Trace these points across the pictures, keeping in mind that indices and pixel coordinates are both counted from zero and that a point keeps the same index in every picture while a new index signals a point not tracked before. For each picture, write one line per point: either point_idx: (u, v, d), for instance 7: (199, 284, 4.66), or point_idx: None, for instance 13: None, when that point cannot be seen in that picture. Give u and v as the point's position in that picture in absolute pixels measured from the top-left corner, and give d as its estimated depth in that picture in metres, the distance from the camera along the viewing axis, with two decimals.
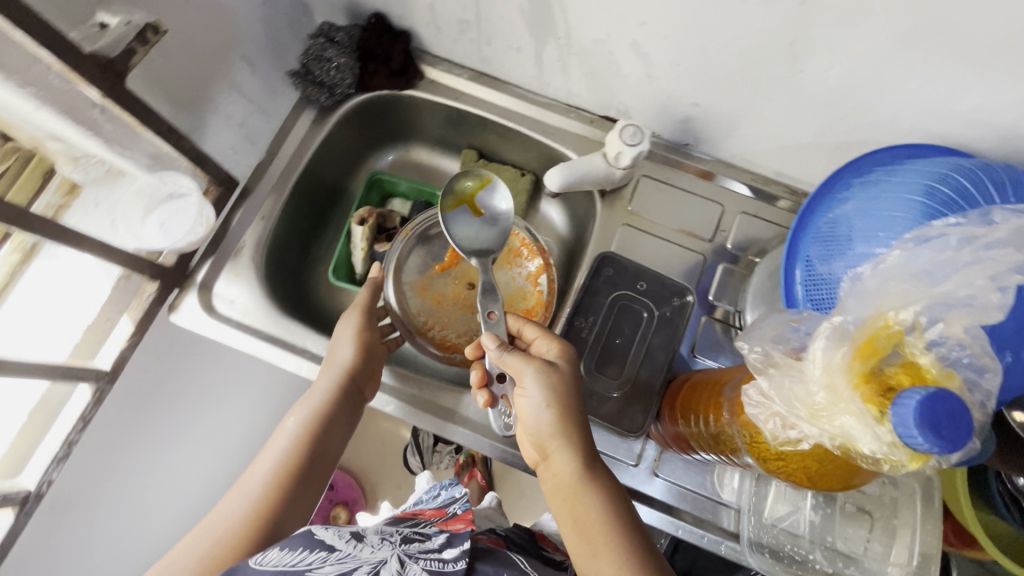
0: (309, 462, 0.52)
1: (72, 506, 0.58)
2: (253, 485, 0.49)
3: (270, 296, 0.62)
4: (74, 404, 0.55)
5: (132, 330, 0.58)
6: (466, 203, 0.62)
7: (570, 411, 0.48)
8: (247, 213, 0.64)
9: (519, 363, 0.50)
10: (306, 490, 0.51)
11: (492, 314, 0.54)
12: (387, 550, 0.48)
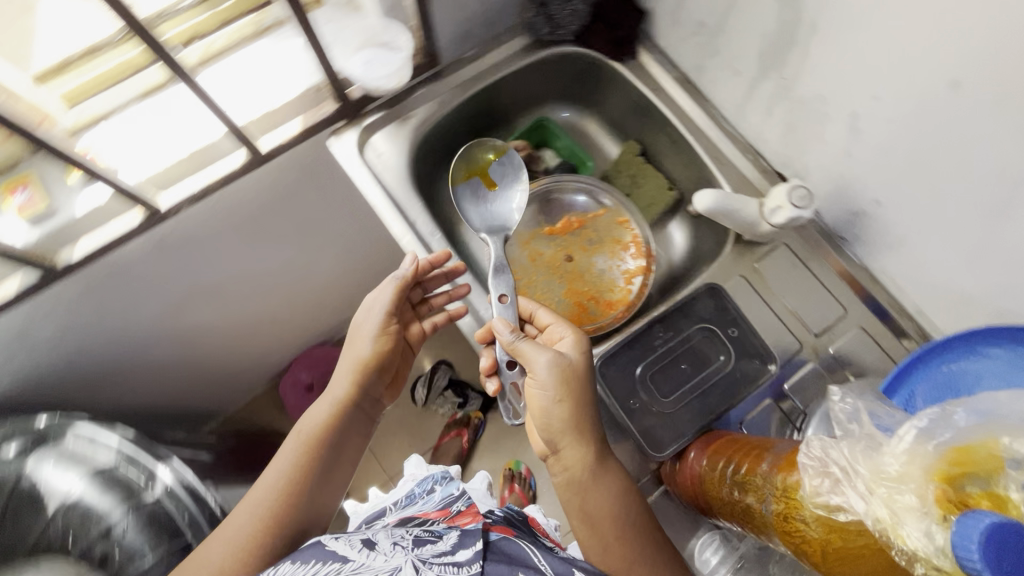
0: (323, 464, 0.56)
1: (174, 241, 0.67)
2: (264, 496, 0.52)
3: (410, 167, 0.67)
4: (226, 164, 0.62)
5: (297, 131, 0.64)
6: (476, 173, 0.65)
7: (577, 412, 0.50)
8: (430, 92, 0.69)
9: (532, 352, 0.52)
10: (318, 488, 0.55)
11: (503, 297, 0.57)
12: (401, 554, 0.45)
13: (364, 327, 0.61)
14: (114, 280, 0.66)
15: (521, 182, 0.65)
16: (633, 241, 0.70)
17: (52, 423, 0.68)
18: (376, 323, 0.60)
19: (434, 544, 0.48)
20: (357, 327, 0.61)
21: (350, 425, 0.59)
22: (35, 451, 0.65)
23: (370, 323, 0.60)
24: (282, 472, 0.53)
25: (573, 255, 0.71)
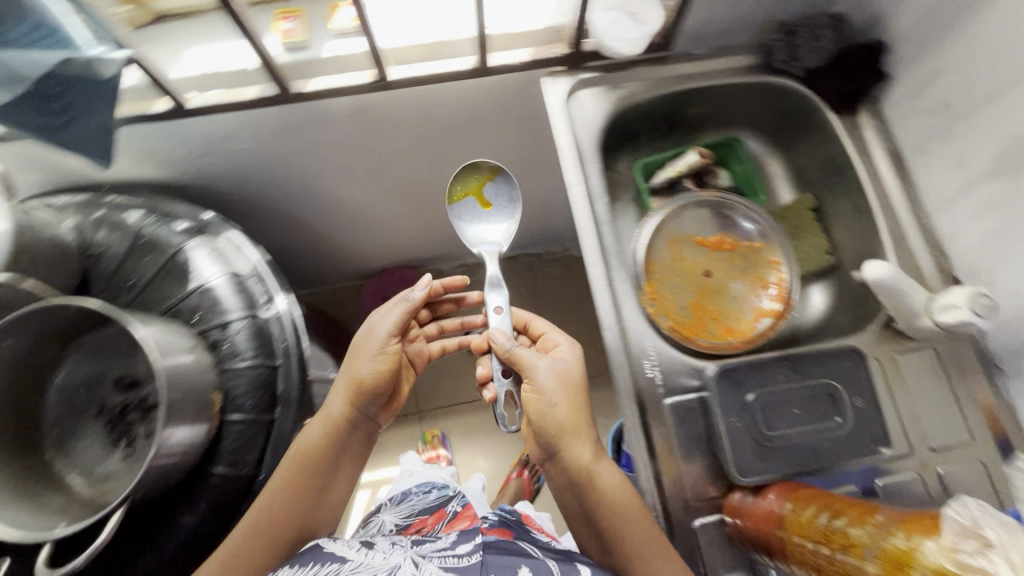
0: (318, 477, 0.66)
1: (375, 110, 0.74)
2: (273, 495, 0.63)
3: (602, 131, 0.69)
4: (457, 64, 0.66)
5: (525, 60, 0.68)
6: (472, 194, 0.75)
7: (563, 417, 0.61)
8: (648, 72, 0.71)
9: (528, 359, 0.63)
10: (318, 487, 0.65)
11: (500, 309, 0.67)
12: (398, 557, 0.58)
13: (366, 346, 0.67)
14: (317, 122, 0.74)
15: (512, 205, 0.75)
16: (776, 283, 0.69)
17: (214, 221, 0.76)
18: (377, 345, 0.67)
19: (438, 544, 0.63)
20: (359, 350, 0.68)
21: (349, 434, 0.69)
22: (198, 233, 0.74)
23: (370, 348, 0.67)
24: (246, 519, 0.61)
25: (710, 272, 0.71)
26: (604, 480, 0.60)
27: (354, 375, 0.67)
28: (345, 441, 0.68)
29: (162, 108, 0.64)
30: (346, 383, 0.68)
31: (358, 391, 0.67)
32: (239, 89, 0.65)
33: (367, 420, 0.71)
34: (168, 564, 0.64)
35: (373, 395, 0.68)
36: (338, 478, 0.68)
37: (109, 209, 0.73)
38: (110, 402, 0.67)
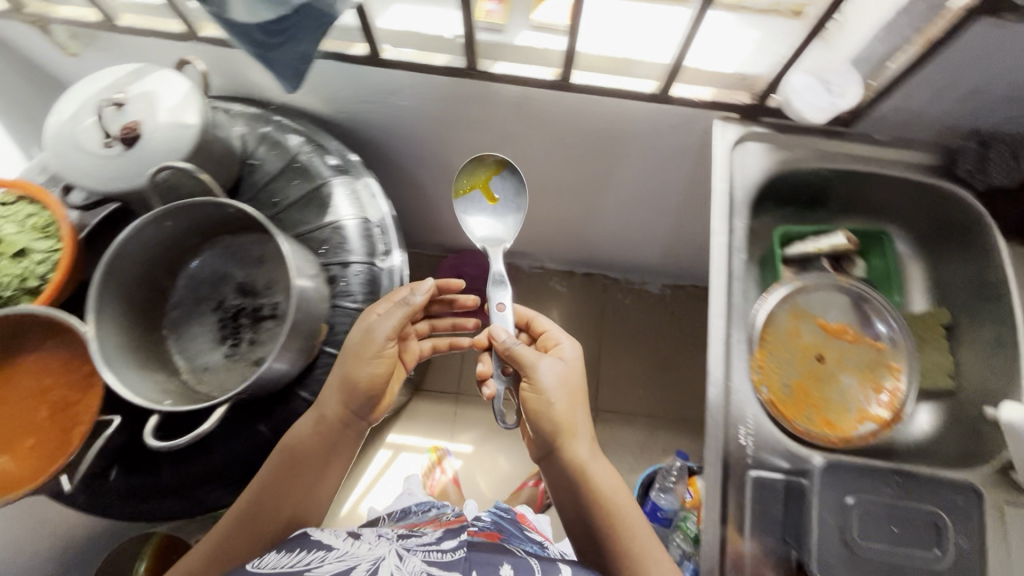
0: (305, 475, 0.64)
1: (535, 106, 0.76)
2: (259, 489, 0.63)
3: (756, 188, 0.68)
4: (636, 85, 0.67)
5: (705, 98, 0.67)
6: (480, 187, 0.79)
7: (559, 416, 0.68)
8: (821, 142, 0.69)
9: (529, 357, 0.68)
10: (305, 486, 0.65)
11: (502, 307, 0.72)
12: (383, 548, 0.59)
13: (357, 354, 0.63)
14: (481, 101, 0.77)
15: (517, 199, 0.78)
16: (890, 391, 0.67)
17: (357, 165, 0.79)
18: (374, 348, 0.63)
19: (419, 540, 0.66)
20: (352, 353, 0.64)
21: (341, 434, 0.66)
22: (345, 173, 0.78)
23: (360, 356, 0.63)
24: (236, 506, 0.63)
25: (822, 357, 0.68)
26: (593, 477, 0.69)
27: (349, 380, 0.64)
28: (335, 443, 0.66)
29: (357, 53, 0.68)
30: (336, 387, 0.64)
31: (347, 394, 0.64)
32: (430, 54, 0.68)
33: (362, 420, 0.67)
34: (224, 462, 0.68)
35: (365, 399, 0.65)
36: (326, 472, 0.66)
37: (274, 128, 0.77)
38: (229, 301, 0.71)
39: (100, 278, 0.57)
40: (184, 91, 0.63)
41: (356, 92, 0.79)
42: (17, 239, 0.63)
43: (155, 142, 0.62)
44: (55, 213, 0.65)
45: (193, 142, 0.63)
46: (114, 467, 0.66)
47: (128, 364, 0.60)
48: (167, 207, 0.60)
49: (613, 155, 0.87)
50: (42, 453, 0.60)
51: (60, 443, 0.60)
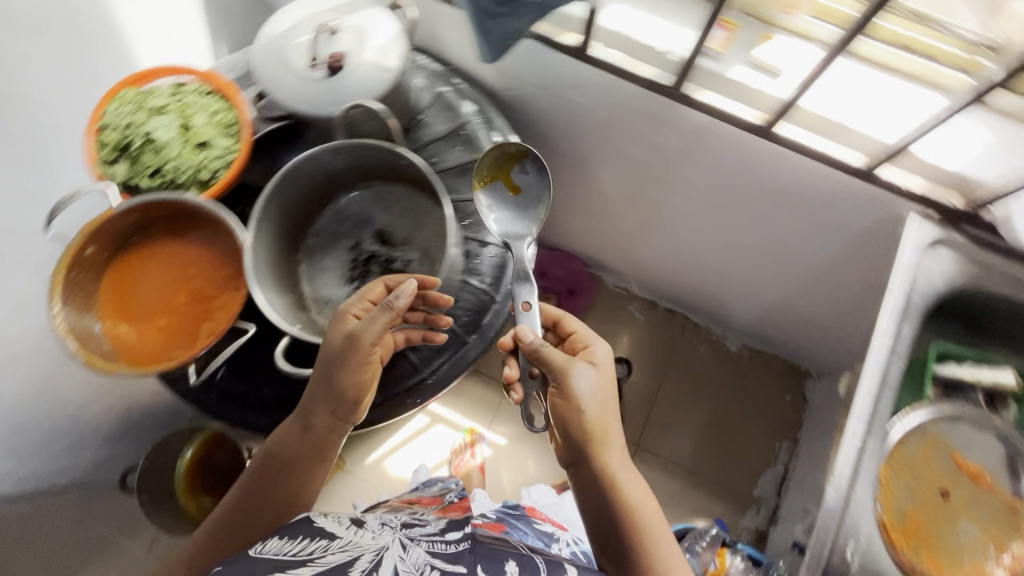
0: (281, 484, 0.61)
1: (709, 141, 0.74)
2: (232, 501, 0.62)
3: (926, 298, 0.68)
4: (845, 154, 0.65)
5: (909, 188, 0.66)
6: (502, 179, 0.70)
7: (586, 429, 0.62)
8: (1008, 270, 0.67)
9: (562, 360, 0.62)
10: (278, 497, 0.61)
11: (527, 305, 0.64)
12: (388, 538, 0.59)
13: (338, 359, 0.58)
14: (663, 124, 0.75)
15: (542, 188, 0.69)
16: (1015, 555, 0.61)
17: (514, 147, 0.77)
18: (358, 355, 0.58)
19: (426, 529, 0.65)
20: (332, 359, 0.58)
21: (321, 441, 0.62)
22: None
23: (345, 360, 0.58)
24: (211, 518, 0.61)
25: (946, 495, 0.64)
26: (624, 499, 0.63)
27: (333, 387, 0.59)
28: (324, 443, 0.62)
29: (567, 42, 0.69)
30: (318, 392, 0.59)
31: (330, 399, 0.59)
32: (641, 64, 0.68)
33: (346, 424, 0.62)
34: None
35: (349, 403, 0.60)
36: (313, 472, 0.63)
37: (453, 92, 0.77)
38: (364, 244, 0.72)
39: (267, 192, 0.60)
40: (393, 34, 0.64)
41: (533, 77, 0.78)
42: (203, 130, 0.65)
43: (354, 76, 0.62)
44: (240, 114, 0.67)
45: (386, 86, 0.63)
46: (223, 367, 0.69)
47: (270, 277, 0.62)
48: (345, 141, 0.62)
49: (761, 209, 0.84)
50: (173, 336, 0.63)
51: (191, 331, 0.63)
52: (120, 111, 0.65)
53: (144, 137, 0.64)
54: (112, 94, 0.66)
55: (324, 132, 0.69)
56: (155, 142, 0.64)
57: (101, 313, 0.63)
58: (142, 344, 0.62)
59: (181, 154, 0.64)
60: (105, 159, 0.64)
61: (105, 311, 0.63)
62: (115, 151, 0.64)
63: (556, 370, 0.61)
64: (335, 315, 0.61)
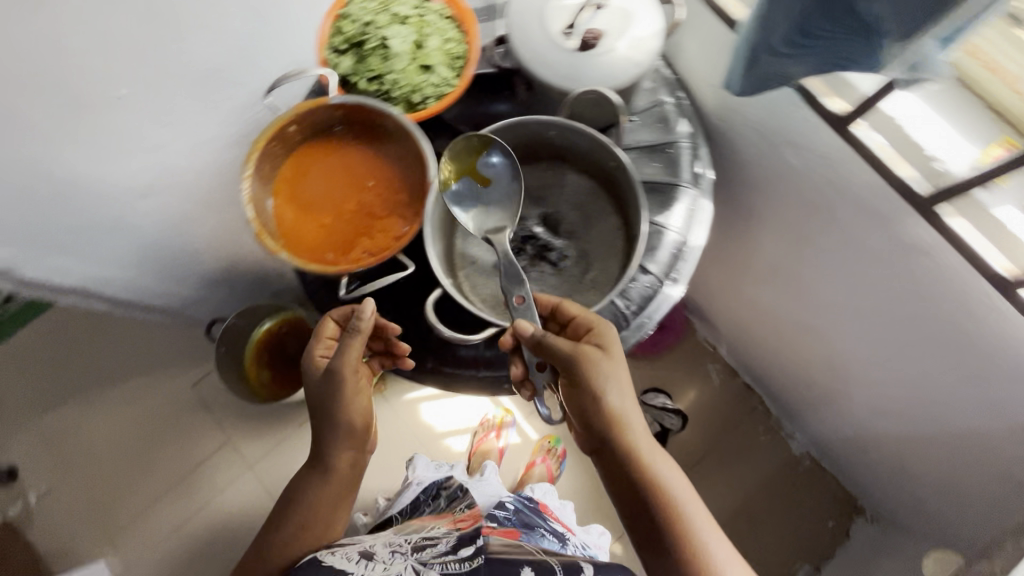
0: (297, 518, 0.74)
1: (923, 265, 0.68)
2: (262, 542, 0.75)
3: None
4: None
5: None
6: (474, 176, 0.65)
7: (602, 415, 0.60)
8: None
9: (569, 348, 0.59)
10: (298, 530, 0.74)
11: (521, 298, 0.61)
12: (403, 563, 0.70)
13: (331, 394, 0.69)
14: (879, 226, 0.69)
15: (514, 174, 0.64)
16: None
17: (707, 183, 0.72)
18: (346, 385, 0.69)
19: (434, 550, 0.73)
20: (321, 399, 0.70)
21: (332, 475, 0.73)
22: (698, 186, 0.71)
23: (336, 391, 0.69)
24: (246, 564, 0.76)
25: None
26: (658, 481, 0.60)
27: (334, 423, 0.70)
28: (335, 476, 0.73)
29: (831, 106, 0.65)
30: (324, 429, 0.71)
31: (340, 432, 0.71)
32: (902, 162, 0.64)
33: (355, 450, 0.73)
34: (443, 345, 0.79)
35: (352, 429, 0.71)
36: (325, 505, 0.74)
37: (676, 107, 0.72)
38: (528, 224, 0.70)
39: (473, 146, 0.61)
40: (653, 31, 0.60)
41: (761, 124, 0.75)
42: (431, 54, 0.64)
43: (600, 61, 0.59)
44: (470, 52, 0.65)
45: (625, 82, 0.60)
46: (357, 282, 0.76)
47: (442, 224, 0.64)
48: (568, 122, 0.60)
49: (926, 347, 0.78)
50: (330, 239, 0.64)
51: (346, 242, 0.64)
52: (362, 6, 0.65)
53: (376, 39, 0.63)
54: None
55: (543, 101, 0.67)
56: (384, 48, 0.63)
57: (274, 186, 0.64)
58: (297, 233, 0.63)
59: (402, 69, 0.64)
60: (332, 46, 0.64)
61: (279, 189, 0.64)
62: (344, 42, 0.64)
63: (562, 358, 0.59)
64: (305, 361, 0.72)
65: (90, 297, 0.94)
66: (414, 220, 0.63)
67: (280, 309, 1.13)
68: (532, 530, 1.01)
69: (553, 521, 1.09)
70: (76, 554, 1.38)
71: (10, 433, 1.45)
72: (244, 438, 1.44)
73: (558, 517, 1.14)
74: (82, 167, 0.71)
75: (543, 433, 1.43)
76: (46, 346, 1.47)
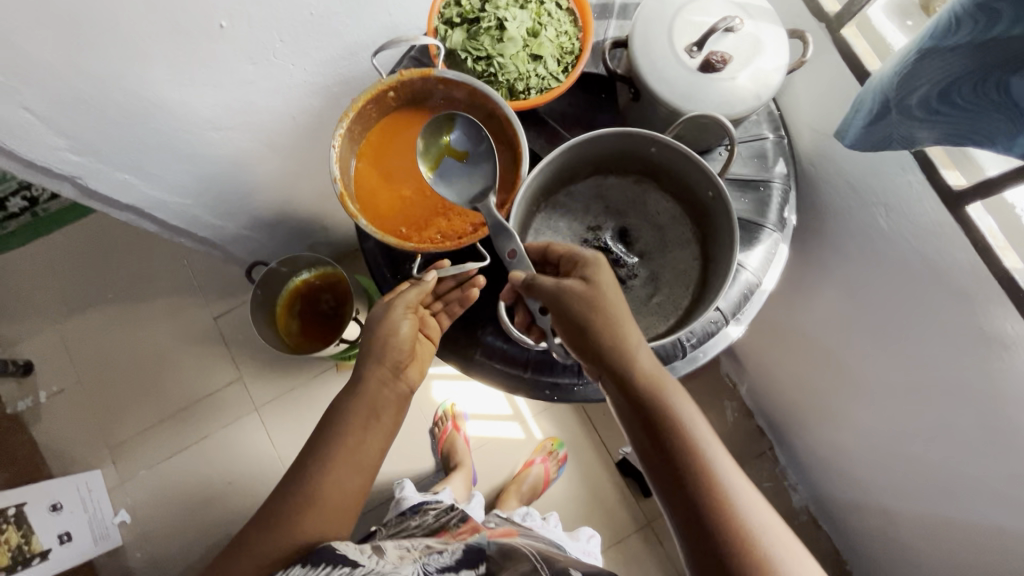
0: (321, 455, 0.63)
1: (1000, 358, 0.65)
2: (274, 496, 0.62)
3: None
4: None
5: None
6: (449, 153, 0.63)
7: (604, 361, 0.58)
8: None
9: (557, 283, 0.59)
10: (321, 478, 0.61)
11: (513, 254, 0.59)
12: (410, 570, 0.67)
13: (386, 310, 0.68)
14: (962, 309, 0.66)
15: (486, 141, 0.62)
16: None
17: (790, 229, 0.70)
18: (400, 314, 0.68)
19: (441, 560, 0.70)
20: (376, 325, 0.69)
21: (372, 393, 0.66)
22: (782, 231, 0.69)
23: (391, 308, 0.68)
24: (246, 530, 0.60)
25: None
26: (676, 427, 0.55)
27: (380, 338, 0.68)
28: (368, 394, 0.66)
29: (947, 179, 0.61)
30: (368, 345, 0.69)
31: (377, 351, 0.68)
32: (1011, 252, 0.59)
33: (394, 379, 0.68)
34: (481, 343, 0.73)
35: (394, 349, 0.67)
36: (344, 457, 0.63)
37: (777, 143, 0.70)
38: (603, 234, 0.68)
39: (573, 148, 0.58)
40: (781, 66, 0.57)
41: (860, 183, 0.72)
42: (544, 44, 0.62)
43: (719, 87, 0.57)
44: (583, 50, 0.63)
45: (740, 113, 0.58)
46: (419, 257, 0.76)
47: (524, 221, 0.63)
48: (674, 143, 0.57)
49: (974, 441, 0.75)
50: (407, 214, 0.64)
51: (422, 220, 0.64)
52: None
53: (492, 19, 0.62)
54: None
55: (646, 113, 0.64)
56: (498, 29, 0.62)
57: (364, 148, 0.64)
58: (377, 199, 0.64)
59: (512, 54, 0.62)
60: (446, 17, 0.63)
61: (368, 151, 0.65)
62: (459, 15, 0.63)
63: (558, 297, 0.58)
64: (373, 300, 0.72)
65: (144, 215, 0.94)
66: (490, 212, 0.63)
67: (318, 263, 1.15)
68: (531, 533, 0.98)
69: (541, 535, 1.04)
70: (76, 457, 1.40)
71: (32, 326, 1.47)
72: (256, 379, 1.45)
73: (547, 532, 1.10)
74: (160, 88, 0.70)
75: (548, 435, 1.43)
76: (83, 250, 1.49)
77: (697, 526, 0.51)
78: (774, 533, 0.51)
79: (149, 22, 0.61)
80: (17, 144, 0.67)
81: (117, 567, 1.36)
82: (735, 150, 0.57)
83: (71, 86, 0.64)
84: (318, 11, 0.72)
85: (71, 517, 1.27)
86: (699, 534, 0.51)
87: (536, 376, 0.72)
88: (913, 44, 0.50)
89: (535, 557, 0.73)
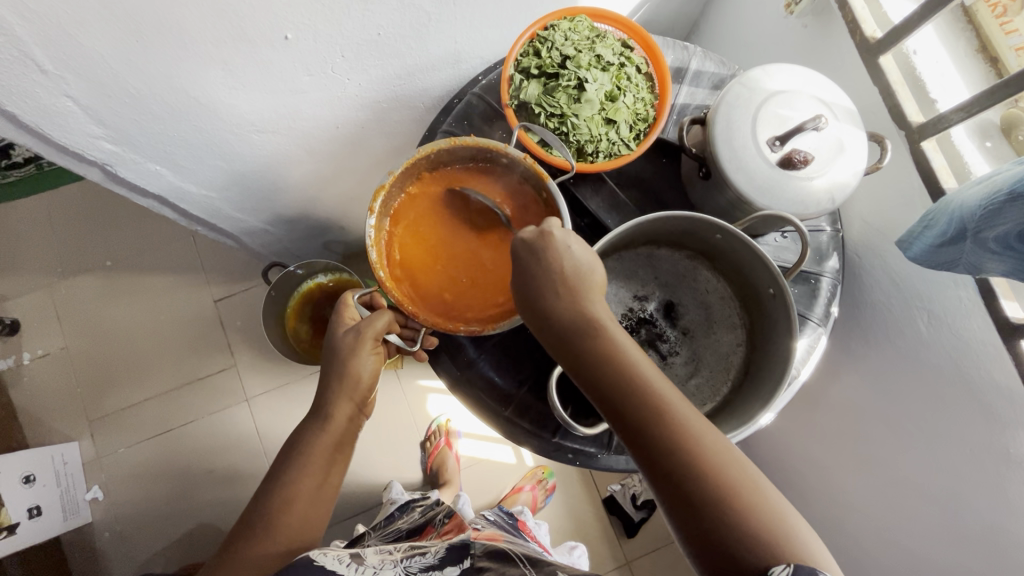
0: (291, 470, 0.64)
1: None
2: (253, 503, 0.64)
3: None
4: None
5: None
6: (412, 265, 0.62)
7: (564, 343, 0.53)
8: None
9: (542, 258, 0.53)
10: (299, 496, 0.63)
11: None
12: (392, 568, 0.64)
13: (349, 352, 0.64)
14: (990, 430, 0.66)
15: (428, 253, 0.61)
16: None
17: (833, 324, 0.70)
18: (365, 350, 0.65)
19: (424, 560, 0.67)
20: (335, 351, 0.65)
21: (339, 419, 0.66)
22: (824, 325, 0.69)
23: (355, 351, 0.64)
24: (231, 534, 0.63)
25: None
26: (654, 400, 0.49)
27: (342, 373, 0.65)
28: (336, 419, 0.66)
29: (1006, 308, 0.61)
30: (328, 376, 0.66)
31: (334, 383, 0.65)
32: None
33: (351, 411, 0.67)
34: (509, 396, 0.71)
35: (358, 387, 0.66)
36: (309, 479, 0.64)
37: (830, 239, 0.71)
38: (648, 306, 0.68)
39: (642, 224, 0.57)
40: (859, 172, 0.57)
41: (907, 285, 0.72)
42: (621, 110, 0.62)
43: (793, 185, 0.57)
44: (657, 120, 0.63)
45: (811, 213, 0.57)
46: None
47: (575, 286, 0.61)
48: (741, 235, 0.55)
49: None
50: (427, 254, 0.62)
51: (431, 267, 0.62)
52: (568, 36, 0.63)
53: (571, 77, 0.62)
54: (572, 14, 0.64)
55: (710, 193, 0.63)
56: (577, 89, 0.62)
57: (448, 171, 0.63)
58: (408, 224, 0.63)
59: (587, 116, 0.62)
60: (523, 67, 0.63)
61: (444, 176, 0.63)
62: (538, 67, 0.63)
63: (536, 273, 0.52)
64: (334, 323, 0.68)
65: (168, 204, 0.90)
66: (481, 309, 0.61)
67: (336, 268, 1.13)
68: (519, 538, 0.97)
69: (530, 540, 1.02)
70: (54, 426, 1.36)
71: (24, 284, 1.41)
72: (250, 369, 1.41)
73: (536, 536, 1.10)
74: (212, 92, 0.67)
75: (539, 463, 1.42)
76: (90, 213, 1.44)
77: (692, 511, 0.46)
78: (779, 505, 0.46)
79: (212, 25, 0.57)
80: (52, 131, 0.63)
81: (82, 545, 1.32)
82: (806, 252, 0.55)
83: (120, 81, 0.60)
84: (387, 32, 0.69)
85: (43, 490, 1.21)
86: (690, 518, 0.46)
87: (562, 441, 0.70)
88: (1007, 181, 0.50)
89: (520, 558, 0.68)
